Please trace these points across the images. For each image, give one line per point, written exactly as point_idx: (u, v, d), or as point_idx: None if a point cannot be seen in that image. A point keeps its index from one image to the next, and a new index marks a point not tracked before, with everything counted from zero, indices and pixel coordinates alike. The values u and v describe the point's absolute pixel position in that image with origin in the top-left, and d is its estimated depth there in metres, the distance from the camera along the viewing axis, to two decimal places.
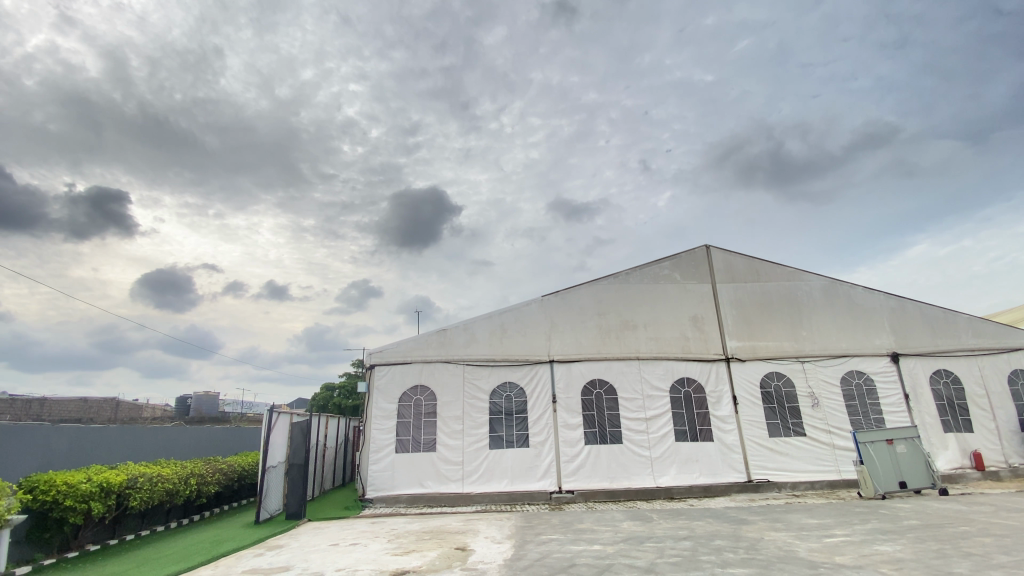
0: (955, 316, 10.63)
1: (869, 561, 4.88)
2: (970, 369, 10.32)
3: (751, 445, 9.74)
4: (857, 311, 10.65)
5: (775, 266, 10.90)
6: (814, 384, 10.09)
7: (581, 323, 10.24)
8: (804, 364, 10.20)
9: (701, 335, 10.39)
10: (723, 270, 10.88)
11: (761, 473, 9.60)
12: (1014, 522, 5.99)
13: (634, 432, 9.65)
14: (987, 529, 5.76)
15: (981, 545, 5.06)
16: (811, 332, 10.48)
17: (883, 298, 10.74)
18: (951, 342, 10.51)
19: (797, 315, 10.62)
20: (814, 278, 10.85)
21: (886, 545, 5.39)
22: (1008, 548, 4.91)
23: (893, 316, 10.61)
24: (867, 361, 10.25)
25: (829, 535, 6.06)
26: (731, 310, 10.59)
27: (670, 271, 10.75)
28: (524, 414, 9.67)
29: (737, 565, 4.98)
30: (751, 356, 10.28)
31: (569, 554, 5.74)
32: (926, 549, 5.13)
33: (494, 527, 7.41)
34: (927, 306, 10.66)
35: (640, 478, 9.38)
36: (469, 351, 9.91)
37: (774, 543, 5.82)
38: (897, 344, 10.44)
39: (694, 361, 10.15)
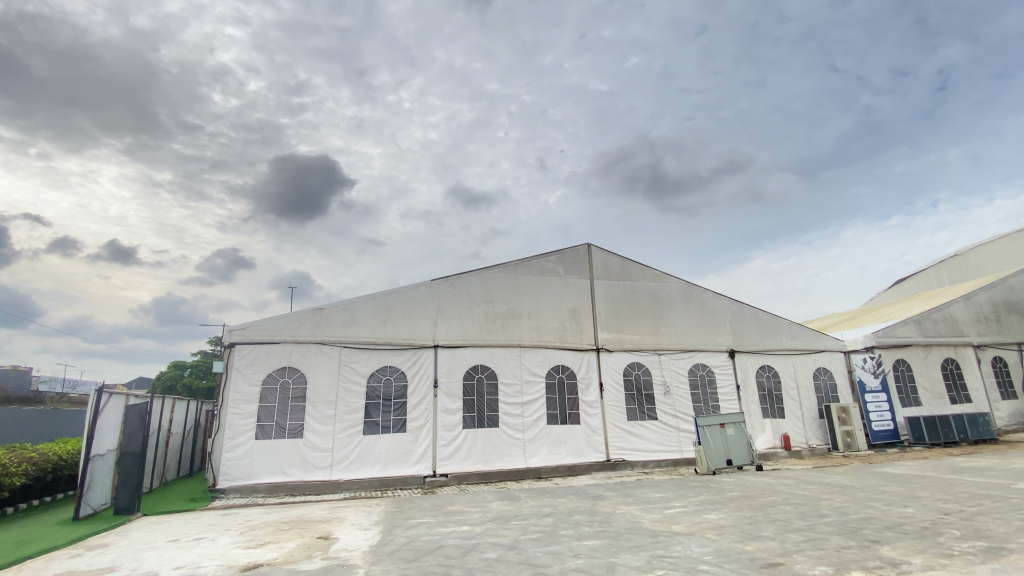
0: (779, 321, 12.67)
1: (699, 528, 5.64)
2: (787, 365, 12.39)
3: (613, 429, 10.67)
4: (706, 312, 12.18)
5: (644, 268, 12.01)
6: (668, 374, 11.35)
7: (467, 309, 10.30)
8: (661, 356, 11.42)
9: (578, 326, 11.07)
10: (601, 268, 11.69)
11: (618, 453, 10.56)
12: (806, 492, 7.35)
13: (510, 416, 10.01)
14: (788, 498, 7.01)
15: (784, 512, 6.14)
16: (670, 328, 11.74)
17: (727, 302, 12.41)
18: (775, 341, 12.50)
19: (659, 312, 11.82)
20: (676, 280, 12.16)
21: (712, 514, 6.29)
22: (802, 513, 6.02)
23: (733, 318, 12.33)
24: (711, 355, 11.80)
25: (669, 507, 6.92)
26: (606, 305, 11.43)
27: (555, 265, 11.29)
28: (403, 400, 9.49)
29: (592, 538, 5.44)
30: (619, 347, 11.22)
31: (436, 537, 5.79)
32: (742, 516, 6.09)
33: (362, 513, 7.20)
34: (759, 310, 12.56)
35: (512, 460, 9.77)
36: (347, 332, 9.42)
37: (624, 516, 6.48)
38: (734, 342, 12.15)
39: (570, 350, 10.80)
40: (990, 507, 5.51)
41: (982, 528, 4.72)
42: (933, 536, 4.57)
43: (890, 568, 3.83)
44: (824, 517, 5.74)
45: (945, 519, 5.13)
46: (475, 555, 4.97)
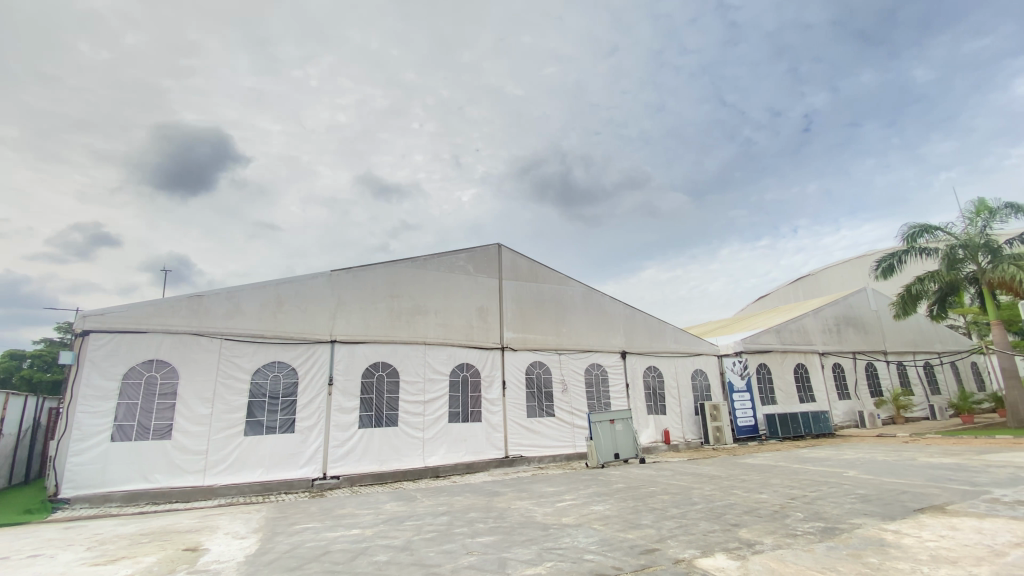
0: (666, 326, 13.85)
1: (586, 519, 5.99)
2: (670, 366, 13.59)
3: (512, 426, 10.93)
4: (604, 316, 12.96)
5: (550, 271, 12.47)
6: (566, 373, 11.89)
7: (370, 304, 9.94)
8: (561, 356, 11.93)
9: (484, 324, 11.18)
10: (510, 269, 11.93)
11: (516, 450, 10.84)
12: (681, 482, 8.13)
13: (409, 414, 9.84)
14: (665, 488, 7.70)
15: (661, 501, 6.75)
16: (570, 330, 12.31)
17: (622, 307, 13.31)
18: (662, 345, 13.65)
19: (562, 314, 12.34)
20: (578, 284, 12.78)
21: (599, 505, 6.73)
22: (677, 502, 6.66)
23: (627, 322, 13.25)
24: (606, 356, 12.58)
25: (560, 500, 7.27)
26: (512, 305, 11.67)
27: (464, 263, 11.30)
28: (292, 398, 8.90)
29: (486, 534, 5.54)
30: (522, 346, 11.51)
31: (323, 542, 5.52)
32: (625, 506, 6.59)
33: (239, 521, 6.64)
34: (650, 316, 13.63)
35: (410, 459, 9.60)
36: (232, 324, 8.63)
37: (517, 511, 6.69)
38: (627, 344, 13.05)
39: (475, 348, 10.86)
40: (824, 492, 6.51)
41: (818, 510, 5.55)
42: (782, 519, 5.31)
43: (746, 548, 4.37)
44: (694, 504, 6.39)
45: (791, 503, 5.97)
46: (364, 559, 4.83)
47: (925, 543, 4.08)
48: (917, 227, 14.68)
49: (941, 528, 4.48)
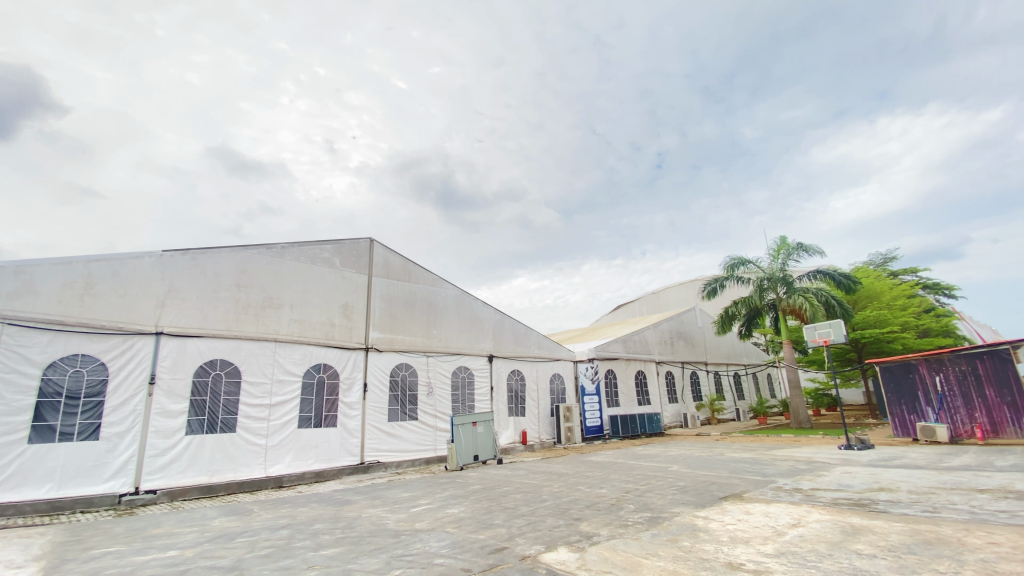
0: (530, 333, 14.51)
1: (439, 523, 5.97)
2: (532, 371, 14.25)
3: (370, 429, 10.46)
4: (473, 320, 13.11)
5: (423, 271, 12.27)
6: (432, 375, 11.77)
7: (211, 293, 8.77)
8: (428, 359, 11.78)
9: (347, 322, 10.56)
10: (380, 265, 11.47)
11: (373, 455, 10.39)
12: (533, 481, 8.56)
13: (251, 419, 8.86)
14: (518, 487, 8.04)
15: (513, 500, 7.02)
16: (439, 332, 12.22)
17: (492, 312, 13.61)
18: (526, 350, 14.25)
19: (432, 316, 12.19)
20: (451, 287, 12.78)
21: (454, 508, 6.76)
22: (528, 500, 6.99)
23: (495, 327, 13.59)
24: (472, 359, 12.73)
25: (415, 505, 7.15)
26: (379, 304, 11.21)
27: (330, 256, 10.58)
28: (99, 399, 7.44)
29: (330, 546, 5.20)
30: (387, 347, 11.12)
31: (128, 568, 4.66)
32: (479, 507, 6.72)
33: (10, 549, 5.31)
34: (517, 322, 14.16)
35: (248, 469, 8.63)
36: (19, 305, 6.92)
37: (368, 519, 6.40)
38: (493, 349, 13.37)
39: (335, 348, 10.20)
40: (652, 485, 7.39)
41: (647, 501, 6.27)
42: (617, 511, 5.89)
43: (585, 540, 4.75)
44: (543, 502, 6.76)
45: (626, 496, 6.65)
46: None
47: (726, 526, 4.84)
48: (737, 258, 17.54)
49: (738, 512, 5.37)
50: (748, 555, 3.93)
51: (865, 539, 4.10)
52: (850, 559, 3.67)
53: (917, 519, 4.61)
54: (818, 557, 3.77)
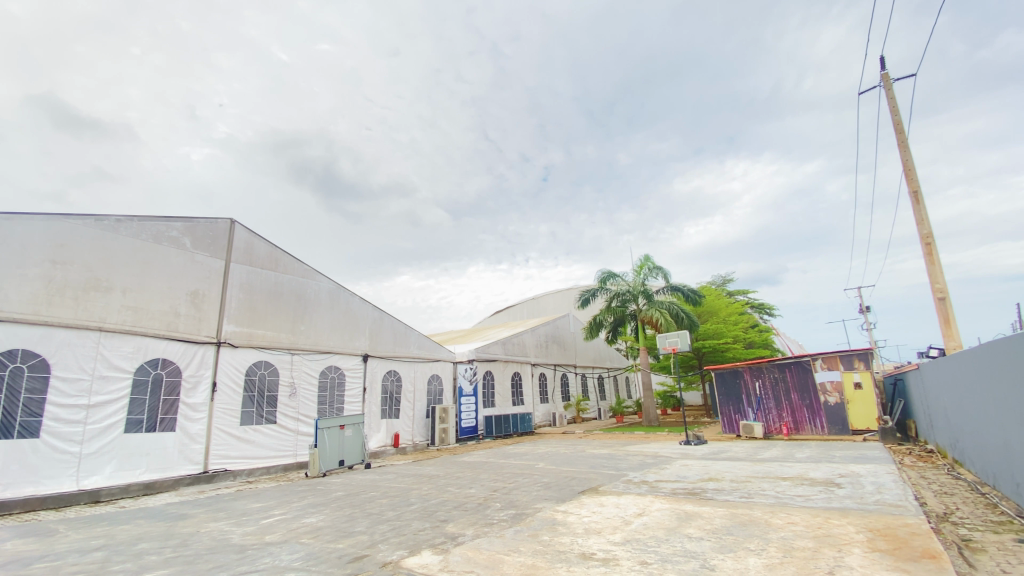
0: (410, 332, 14.17)
1: (293, 534, 5.53)
2: (408, 372, 13.92)
3: (218, 434, 9.36)
4: (348, 316, 12.42)
5: (293, 261, 11.34)
6: (296, 375, 10.90)
7: (13, 268, 7.14)
8: (292, 357, 10.90)
9: (196, 313, 9.34)
10: (243, 251, 10.35)
11: (219, 463, 9.30)
12: (400, 484, 8.36)
13: (60, 423, 7.39)
14: (385, 492, 7.78)
15: (378, 505, 6.77)
16: (308, 328, 11.37)
17: (369, 309, 13.04)
18: (404, 350, 13.87)
19: (300, 310, 11.30)
20: (325, 280, 11.98)
21: (311, 517, 6.31)
22: (393, 505, 6.79)
23: (371, 325, 13.02)
24: (344, 359, 12.06)
25: (266, 517, 6.53)
26: (238, 293, 10.10)
27: (180, 236, 9.28)
28: None
29: (157, 568, 4.52)
30: (245, 342, 10.05)
31: None
32: (340, 515, 6.36)
33: None
34: (395, 320, 13.72)
35: (54, 483, 7.17)
36: None
37: (208, 535, 5.70)
38: (368, 347, 12.79)
39: (179, 341, 8.95)
40: (518, 483, 7.67)
41: (513, 499, 6.49)
42: (483, 510, 6.00)
43: (450, 541, 4.76)
44: (410, 505, 6.63)
45: (493, 495, 6.81)
46: None
47: (582, 518, 5.20)
48: (607, 272, 19.30)
49: (593, 505, 5.80)
50: (599, 545, 4.26)
51: (696, 524, 4.69)
52: (682, 542, 4.17)
53: (736, 504, 5.40)
54: (658, 543, 4.22)
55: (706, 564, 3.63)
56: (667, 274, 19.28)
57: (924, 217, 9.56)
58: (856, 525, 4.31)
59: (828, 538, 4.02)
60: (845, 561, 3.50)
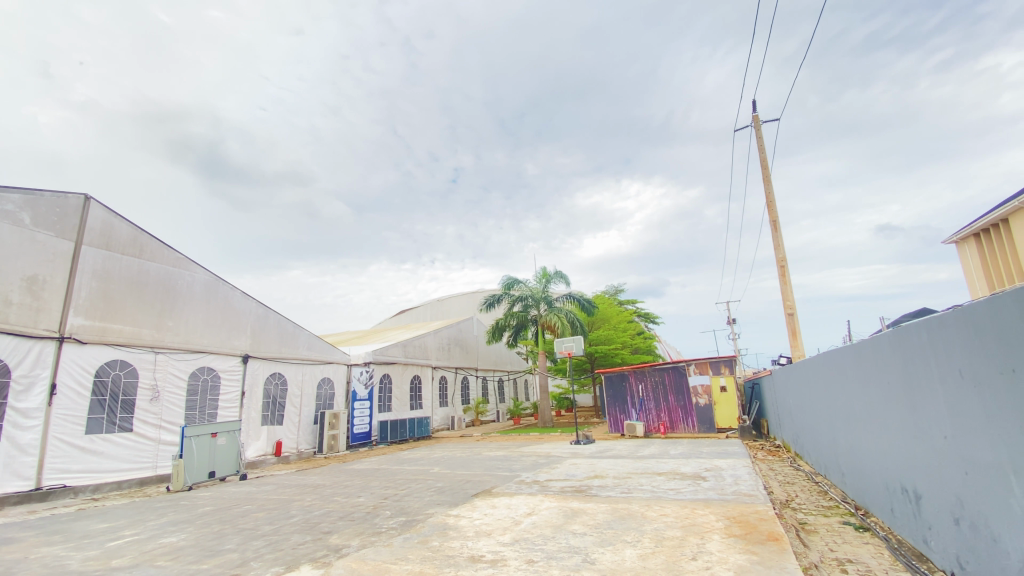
0: (300, 332, 13.27)
1: (147, 557, 4.88)
2: (295, 374, 12.99)
3: (55, 445, 7.98)
4: (227, 312, 11.29)
5: (162, 248, 10.07)
6: (160, 377, 9.68)
7: None
8: (156, 356, 9.66)
9: (33, 302, 7.89)
10: (99, 233, 8.96)
11: (56, 478, 7.94)
12: (281, 496, 7.75)
13: None
14: (261, 505, 7.18)
15: (252, 520, 6.22)
16: (177, 324, 10.15)
17: (253, 305, 11.97)
18: (291, 351, 12.93)
19: (168, 303, 10.06)
20: (200, 271, 10.80)
21: (171, 537, 5.63)
22: (270, 518, 6.29)
23: (254, 323, 11.95)
24: (220, 359, 10.95)
25: (116, 538, 5.70)
26: (90, 281, 8.72)
27: (16, 210, 7.80)
28: None
29: None
30: (96, 338, 8.70)
31: None
32: (206, 533, 5.75)
33: None
34: (282, 318, 12.75)
35: None
36: None
37: (38, 562, 4.83)
38: (249, 347, 11.73)
39: (9, 335, 7.51)
40: (410, 489, 7.51)
41: (404, 506, 6.33)
42: (371, 519, 5.78)
43: (332, 554, 4.52)
44: (289, 518, 6.17)
45: (383, 503, 6.59)
46: None
47: (473, 521, 5.23)
48: (511, 279, 20.05)
49: (485, 507, 5.86)
50: (488, 546, 4.31)
51: (580, 520, 4.94)
52: (567, 538, 4.36)
53: (617, 499, 5.77)
54: (544, 541, 4.37)
55: (588, 558, 3.84)
56: (566, 279, 20.14)
57: (781, 242, 11.03)
58: (717, 514, 4.83)
59: (693, 527, 4.46)
60: (706, 546, 3.90)
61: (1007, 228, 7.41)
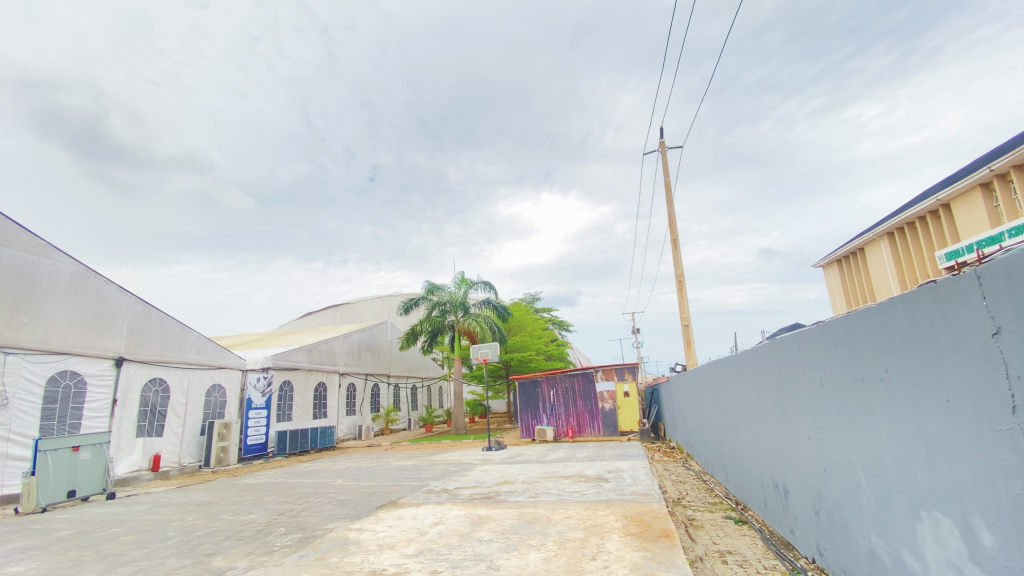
0: (187, 333, 12.04)
1: None
2: (180, 380, 11.76)
3: None
4: (99, 308, 9.96)
5: (18, 232, 8.68)
6: (9, 382, 8.30)
7: None
8: (5, 357, 8.27)
9: None
10: None
11: None
12: (157, 516, 6.93)
13: None
14: (133, 526, 6.38)
15: (121, 544, 5.51)
16: (35, 321, 8.75)
17: (131, 301, 10.68)
18: (176, 354, 11.68)
19: (25, 296, 8.67)
20: (67, 261, 9.45)
21: (17, 567, 4.83)
22: (143, 541, 5.61)
23: (133, 322, 10.66)
24: (89, 362, 9.63)
25: None
26: None
27: None
28: None
29: None
30: None
31: None
32: (63, 560, 5.00)
33: None
34: (167, 318, 11.50)
35: None
36: None
37: None
38: (126, 349, 10.44)
39: None
40: (309, 503, 7.08)
41: (300, 521, 5.95)
42: (262, 537, 5.37)
43: None
44: (165, 540, 5.55)
45: (277, 519, 6.14)
46: None
47: (376, 534, 5.04)
48: (430, 284, 19.77)
49: (390, 518, 5.68)
50: (391, 560, 4.18)
51: (487, 527, 4.95)
52: (472, 546, 4.35)
53: (524, 504, 5.88)
54: (449, 550, 4.33)
55: (492, 565, 3.85)
56: (494, 288, 20.22)
57: (680, 259, 11.96)
58: (616, 514, 5.09)
59: (594, 528, 4.66)
60: (606, 546, 4.09)
61: (863, 256, 8.67)
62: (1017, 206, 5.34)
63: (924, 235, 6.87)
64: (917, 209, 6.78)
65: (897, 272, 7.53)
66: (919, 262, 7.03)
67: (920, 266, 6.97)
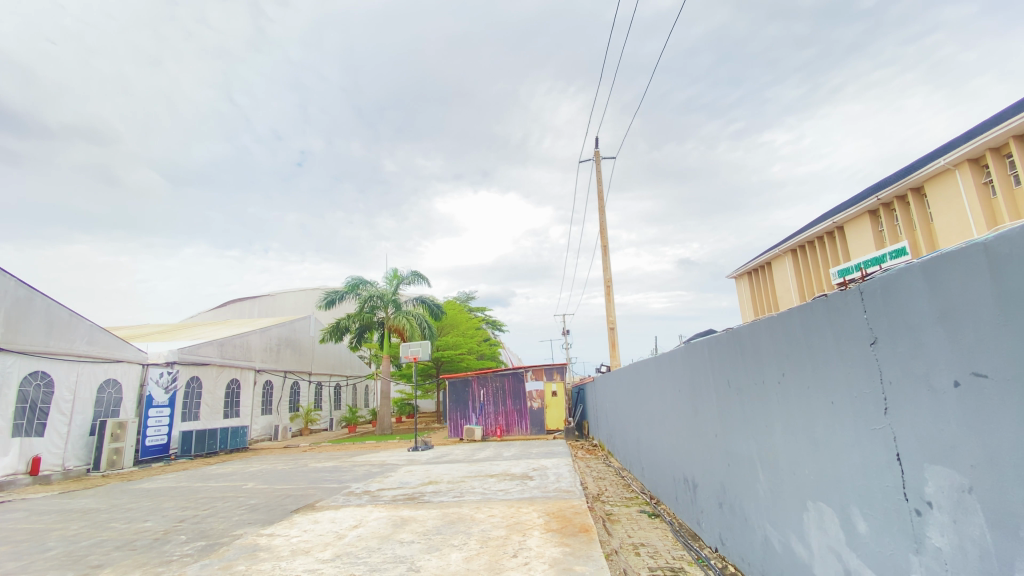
0: (78, 322, 10.79)
1: None
2: (67, 373, 10.52)
3: None
4: None
5: None
6: None
7: None
8: None
9: None
10: None
11: None
12: (33, 525, 6.15)
13: None
14: (3, 537, 5.61)
15: None
16: None
17: (10, 284, 9.40)
18: (63, 345, 10.42)
19: None
20: None
21: None
22: (17, 553, 4.96)
23: (12, 307, 9.39)
24: None
25: None
26: None
27: None
28: None
29: None
30: None
31: None
32: None
33: None
34: (53, 304, 10.24)
35: None
36: None
37: None
38: (2, 337, 9.17)
39: None
40: (216, 508, 6.60)
41: (205, 528, 5.54)
42: (160, 546, 4.94)
43: None
44: (45, 552, 4.95)
45: (177, 527, 5.66)
46: None
47: (289, 540, 4.80)
48: (357, 278, 19.10)
49: (306, 522, 5.44)
50: (305, 565, 4.00)
51: (409, 528, 4.88)
52: (393, 548, 4.27)
53: (448, 504, 5.85)
54: (369, 553, 4.21)
55: (412, 566, 3.80)
56: (426, 279, 19.84)
57: (608, 265, 12.44)
58: (539, 511, 5.20)
59: (516, 525, 4.73)
60: (527, 543, 4.17)
61: (769, 269, 9.50)
62: (898, 233, 6.07)
63: (821, 253, 7.63)
64: (817, 229, 7.53)
65: (798, 285, 8.31)
66: (817, 277, 7.80)
67: (817, 281, 7.76)
